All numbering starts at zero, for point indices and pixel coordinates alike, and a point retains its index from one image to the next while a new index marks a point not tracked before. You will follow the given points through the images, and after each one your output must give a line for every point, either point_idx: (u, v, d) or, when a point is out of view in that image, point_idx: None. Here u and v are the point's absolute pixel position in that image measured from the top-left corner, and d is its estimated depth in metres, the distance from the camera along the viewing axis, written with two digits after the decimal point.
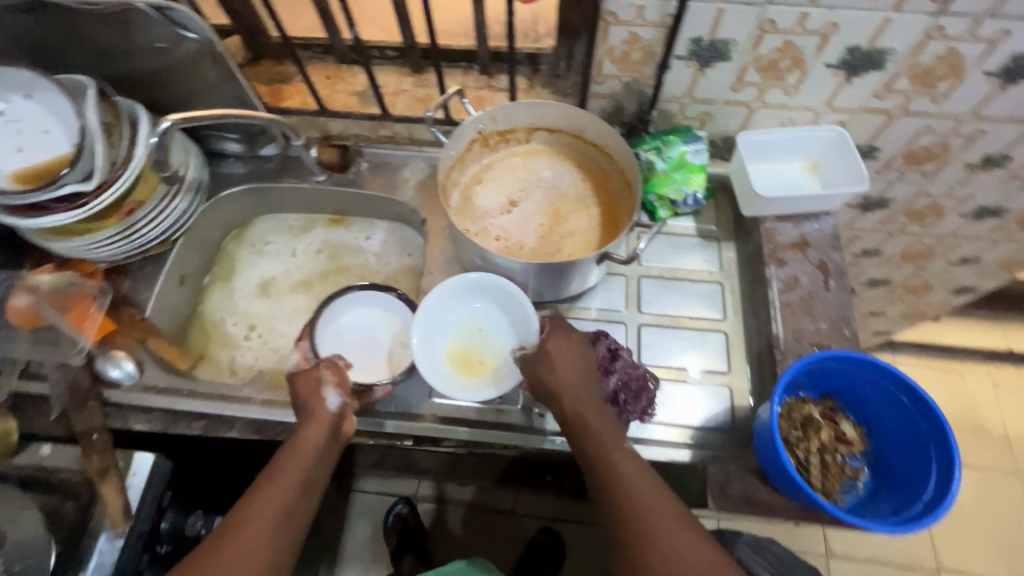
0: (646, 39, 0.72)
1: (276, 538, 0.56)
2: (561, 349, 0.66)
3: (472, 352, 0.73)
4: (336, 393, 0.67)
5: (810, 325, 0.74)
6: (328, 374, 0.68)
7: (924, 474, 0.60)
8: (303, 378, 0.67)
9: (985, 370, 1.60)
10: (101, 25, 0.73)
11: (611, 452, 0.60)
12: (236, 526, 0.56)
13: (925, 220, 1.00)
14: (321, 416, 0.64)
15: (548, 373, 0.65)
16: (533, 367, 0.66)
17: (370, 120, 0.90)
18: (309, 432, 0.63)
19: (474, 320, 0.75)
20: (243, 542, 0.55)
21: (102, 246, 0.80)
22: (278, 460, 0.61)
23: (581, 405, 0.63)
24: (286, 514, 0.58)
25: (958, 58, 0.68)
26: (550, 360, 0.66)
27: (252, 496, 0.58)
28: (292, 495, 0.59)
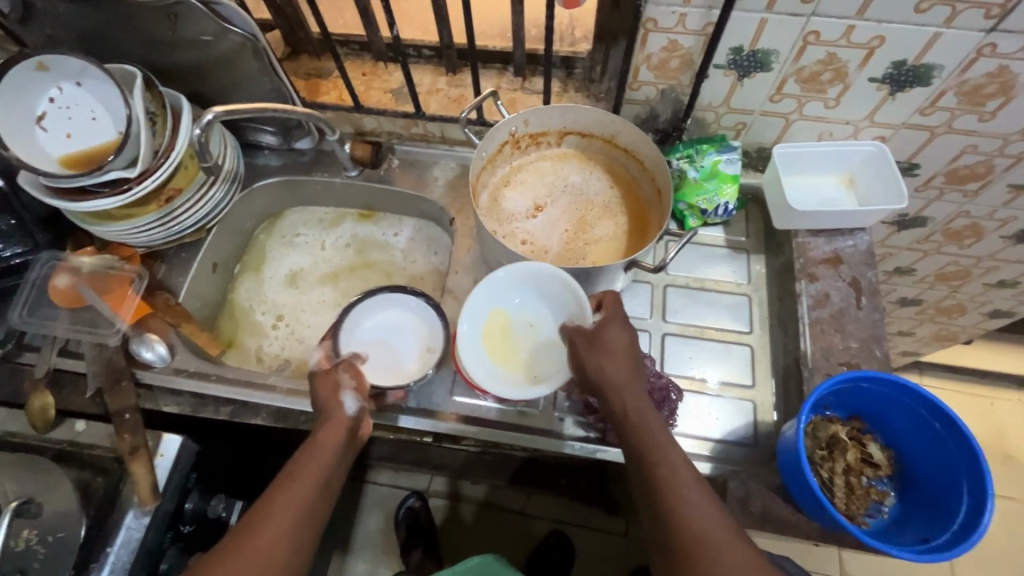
0: (685, 47, 0.71)
1: (297, 537, 0.57)
2: (617, 340, 0.64)
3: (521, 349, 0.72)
4: (353, 396, 0.68)
5: (840, 343, 0.73)
6: (346, 378, 0.69)
7: (955, 503, 0.58)
8: (323, 379, 0.69)
9: (1016, 397, 1.56)
10: (150, 17, 0.75)
11: (666, 453, 0.57)
12: (261, 523, 0.57)
13: (963, 241, 0.97)
14: (339, 419, 0.66)
15: (606, 363, 0.63)
16: (589, 356, 0.64)
17: (403, 117, 0.90)
18: (328, 432, 0.65)
19: (518, 314, 0.74)
20: (267, 541, 0.56)
21: (141, 232, 0.82)
22: (299, 459, 0.62)
23: (636, 400, 0.61)
24: (307, 514, 0.59)
25: (1009, 77, 0.66)
26: (606, 350, 0.63)
27: (276, 494, 0.59)
28: (313, 496, 0.60)
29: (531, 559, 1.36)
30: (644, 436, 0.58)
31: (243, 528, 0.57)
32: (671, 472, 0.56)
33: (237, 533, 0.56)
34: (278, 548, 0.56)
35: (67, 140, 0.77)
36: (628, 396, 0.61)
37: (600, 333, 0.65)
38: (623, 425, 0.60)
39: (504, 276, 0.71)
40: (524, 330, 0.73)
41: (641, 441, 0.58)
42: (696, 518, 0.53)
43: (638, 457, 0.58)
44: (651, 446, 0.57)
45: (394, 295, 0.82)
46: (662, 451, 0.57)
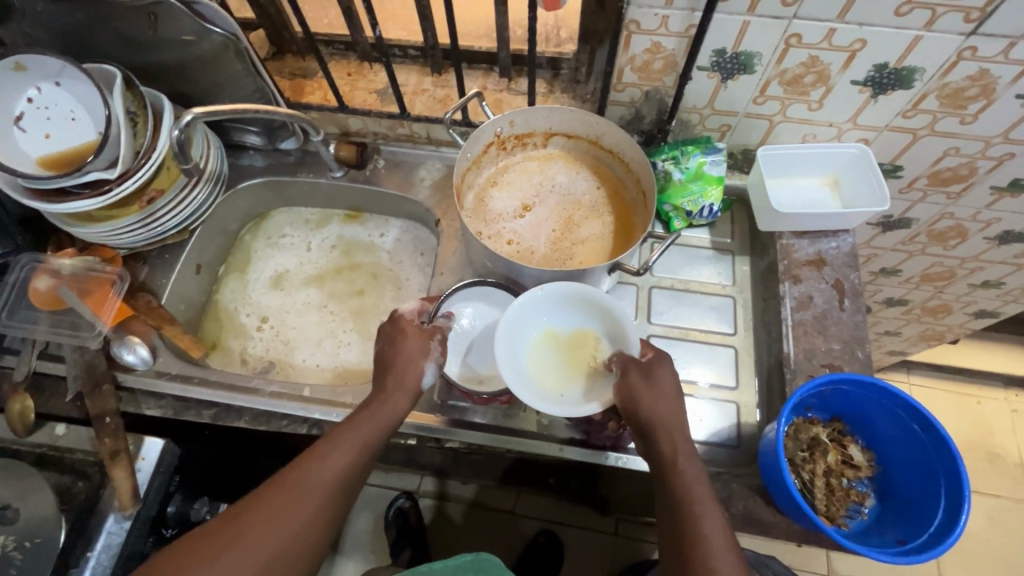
0: (669, 49, 0.71)
1: (333, 504, 0.57)
2: (670, 382, 0.62)
3: (563, 366, 0.67)
4: (434, 369, 0.66)
5: (823, 345, 0.73)
6: (437, 348, 0.67)
7: (931, 505, 0.58)
8: (411, 338, 0.66)
9: (1003, 397, 1.57)
10: (130, 17, 0.74)
11: (703, 498, 0.57)
12: (296, 487, 0.56)
13: (947, 242, 0.98)
14: (413, 385, 0.64)
15: (657, 405, 0.60)
16: (643, 394, 0.61)
17: (388, 118, 0.90)
18: (396, 398, 0.63)
19: (554, 333, 0.69)
20: (303, 503, 0.55)
21: (122, 234, 0.81)
22: (349, 431, 0.60)
23: (682, 445, 0.60)
24: (348, 481, 0.58)
25: (990, 80, 0.66)
26: (659, 391, 0.61)
27: (320, 456, 0.58)
28: (360, 461, 0.60)
29: (521, 558, 1.37)
30: (684, 478, 0.58)
31: (269, 489, 0.56)
32: (707, 518, 0.55)
33: (265, 493, 0.55)
34: (315, 511, 0.56)
35: (46, 141, 0.76)
36: (674, 439, 0.60)
37: (652, 370, 0.63)
38: (667, 468, 0.59)
39: (546, 291, 0.68)
40: (561, 347, 0.68)
41: (682, 484, 0.58)
42: (724, 562, 0.53)
43: (677, 499, 0.57)
44: (691, 492, 0.57)
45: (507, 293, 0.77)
46: (702, 497, 0.57)
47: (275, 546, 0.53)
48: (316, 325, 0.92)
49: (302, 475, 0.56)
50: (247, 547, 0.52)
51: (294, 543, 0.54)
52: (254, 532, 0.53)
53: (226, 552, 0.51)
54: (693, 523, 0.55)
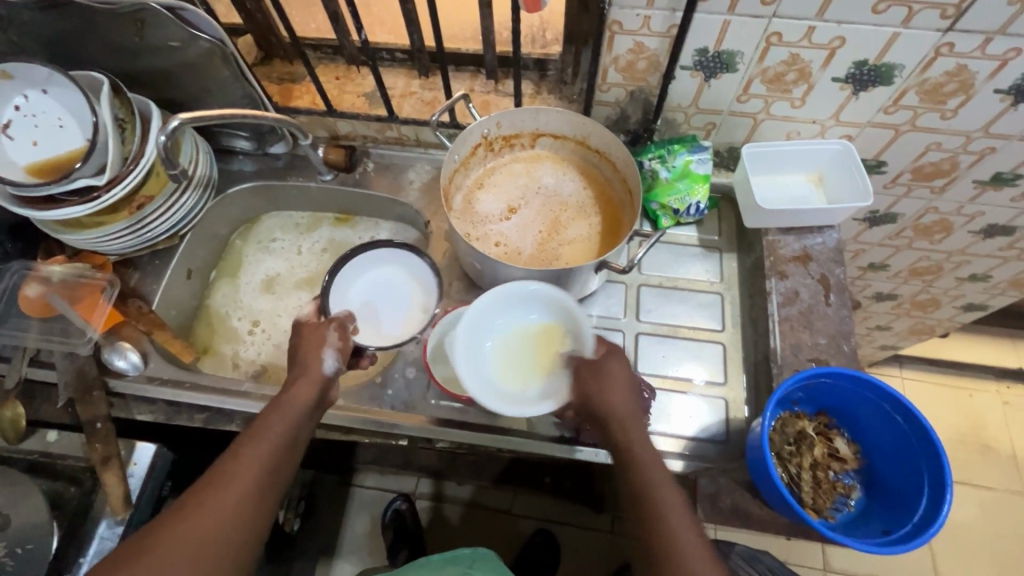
0: (652, 49, 0.72)
1: (259, 495, 0.57)
2: (621, 375, 0.64)
3: (526, 362, 0.67)
4: (334, 355, 0.69)
5: (808, 340, 0.74)
6: (334, 336, 0.71)
7: (916, 495, 0.59)
8: (309, 335, 0.70)
9: (995, 389, 1.58)
10: (117, 24, 0.75)
11: (665, 487, 0.58)
12: (221, 481, 0.56)
13: (933, 236, 0.99)
14: (317, 374, 0.66)
15: (611, 399, 0.63)
16: (598, 390, 0.63)
17: (377, 122, 0.91)
18: (302, 388, 0.64)
19: (524, 330, 0.69)
20: (231, 494, 0.55)
21: (112, 239, 0.81)
22: (262, 421, 0.61)
23: (638, 436, 0.61)
24: (270, 470, 0.58)
25: (968, 75, 0.67)
26: (615, 385, 0.63)
27: (239, 452, 0.58)
28: (280, 449, 0.60)
29: (519, 557, 1.37)
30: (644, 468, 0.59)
31: (196, 490, 0.56)
32: (668, 505, 0.57)
33: (192, 494, 0.55)
34: (242, 501, 0.56)
35: (34, 148, 0.76)
36: (628, 430, 0.61)
37: (604, 364, 0.65)
38: (625, 459, 0.60)
39: (488, 300, 0.68)
40: (522, 347, 0.68)
41: (640, 475, 0.59)
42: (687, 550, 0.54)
43: (636, 492, 0.58)
44: (652, 482, 0.58)
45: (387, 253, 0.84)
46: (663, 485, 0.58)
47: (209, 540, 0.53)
48: None
49: (226, 469, 0.57)
50: (181, 545, 0.52)
51: (226, 532, 0.54)
52: (186, 529, 0.53)
53: (159, 550, 0.51)
54: (655, 513, 0.56)
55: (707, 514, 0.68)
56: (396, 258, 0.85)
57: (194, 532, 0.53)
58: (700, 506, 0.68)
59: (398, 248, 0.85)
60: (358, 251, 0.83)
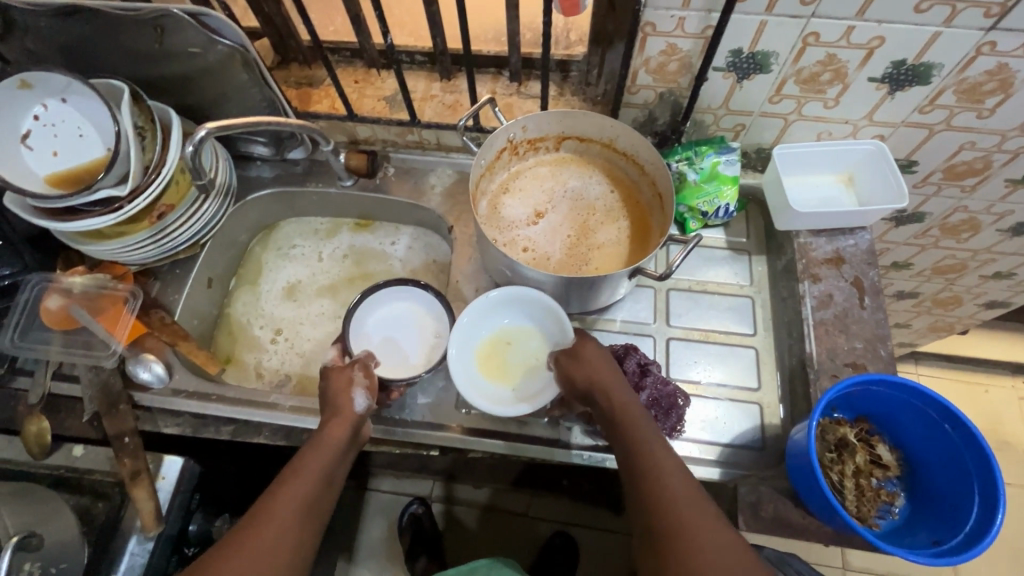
0: (684, 50, 0.70)
1: (301, 532, 0.57)
2: (598, 354, 0.68)
3: (511, 364, 0.75)
4: (364, 394, 0.70)
5: (844, 344, 0.73)
6: (360, 376, 0.71)
7: (964, 503, 0.58)
8: (337, 375, 0.71)
9: (1011, 384, 1.58)
10: (137, 31, 0.73)
11: (656, 441, 0.59)
12: (263, 514, 0.56)
13: (960, 235, 0.98)
14: (349, 414, 0.67)
15: (588, 373, 0.66)
16: (574, 367, 0.68)
17: (398, 126, 0.89)
18: (336, 427, 0.65)
19: (507, 334, 0.76)
20: (271, 529, 0.55)
21: (134, 249, 0.80)
22: (300, 457, 0.62)
23: (625, 400, 0.63)
24: (309, 506, 0.58)
25: (1008, 74, 0.66)
26: (596, 359, 0.67)
27: (279, 488, 0.59)
28: (318, 487, 0.60)
29: (537, 560, 1.37)
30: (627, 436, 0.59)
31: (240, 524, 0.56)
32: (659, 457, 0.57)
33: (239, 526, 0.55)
34: (285, 536, 0.55)
35: (54, 159, 0.75)
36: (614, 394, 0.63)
37: (578, 349, 0.69)
38: (613, 422, 0.62)
39: (457, 335, 0.73)
40: (502, 355, 0.75)
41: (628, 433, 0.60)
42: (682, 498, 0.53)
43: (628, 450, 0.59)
44: (639, 438, 0.59)
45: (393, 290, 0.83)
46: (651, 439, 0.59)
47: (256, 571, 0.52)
48: (330, 336, 0.92)
49: (270, 504, 0.57)
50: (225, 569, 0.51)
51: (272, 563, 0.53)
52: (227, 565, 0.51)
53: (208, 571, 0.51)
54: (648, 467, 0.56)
55: (747, 522, 0.68)
56: (409, 289, 0.83)
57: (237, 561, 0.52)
58: (740, 514, 0.67)
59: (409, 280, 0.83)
60: (367, 293, 0.81)
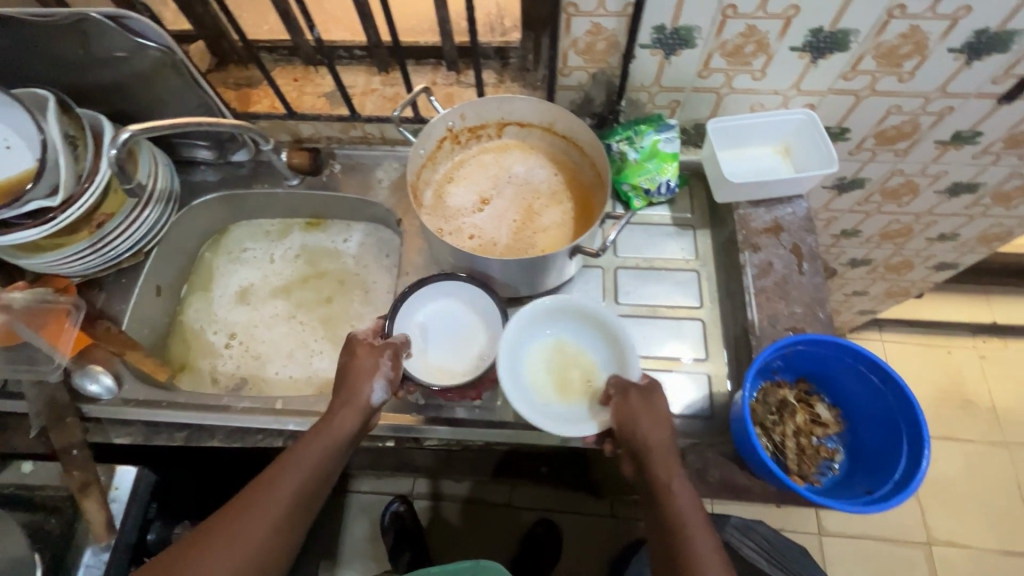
0: (610, 29, 0.71)
1: (287, 527, 0.59)
2: (663, 411, 0.64)
3: (555, 372, 0.70)
4: (383, 385, 0.67)
5: (785, 309, 0.75)
6: (386, 364, 0.67)
7: (895, 452, 0.60)
8: (363, 356, 0.68)
9: (972, 344, 1.62)
10: (58, 37, 0.72)
11: (697, 519, 0.59)
12: (250, 510, 0.58)
13: (901, 199, 1.00)
14: (363, 405, 0.65)
15: (653, 433, 0.62)
16: (640, 417, 0.62)
17: (339, 121, 0.89)
18: (344, 420, 0.64)
19: (570, 349, 0.72)
20: (258, 527, 0.57)
21: (73, 261, 0.79)
22: (305, 444, 0.62)
23: (677, 471, 0.61)
24: (298, 503, 0.60)
25: (922, 36, 0.68)
26: (656, 419, 0.63)
27: (273, 479, 0.60)
28: (309, 483, 0.61)
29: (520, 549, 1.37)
30: (678, 505, 0.59)
31: (233, 512, 0.58)
32: (697, 537, 0.58)
33: (225, 518, 0.57)
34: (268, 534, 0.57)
35: None
36: (667, 467, 0.61)
37: (650, 397, 0.64)
38: (663, 497, 0.60)
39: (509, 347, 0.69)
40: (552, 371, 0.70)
41: (675, 511, 0.59)
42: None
43: (670, 526, 0.59)
44: (683, 517, 0.59)
45: (458, 286, 0.77)
46: (696, 526, 0.58)
47: (238, 569, 0.55)
48: (286, 337, 0.91)
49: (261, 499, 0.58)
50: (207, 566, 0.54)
51: (258, 560, 0.56)
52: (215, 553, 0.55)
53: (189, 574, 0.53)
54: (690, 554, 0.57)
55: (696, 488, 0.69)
56: (469, 290, 0.77)
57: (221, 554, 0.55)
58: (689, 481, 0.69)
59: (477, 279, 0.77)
60: (434, 280, 0.76)
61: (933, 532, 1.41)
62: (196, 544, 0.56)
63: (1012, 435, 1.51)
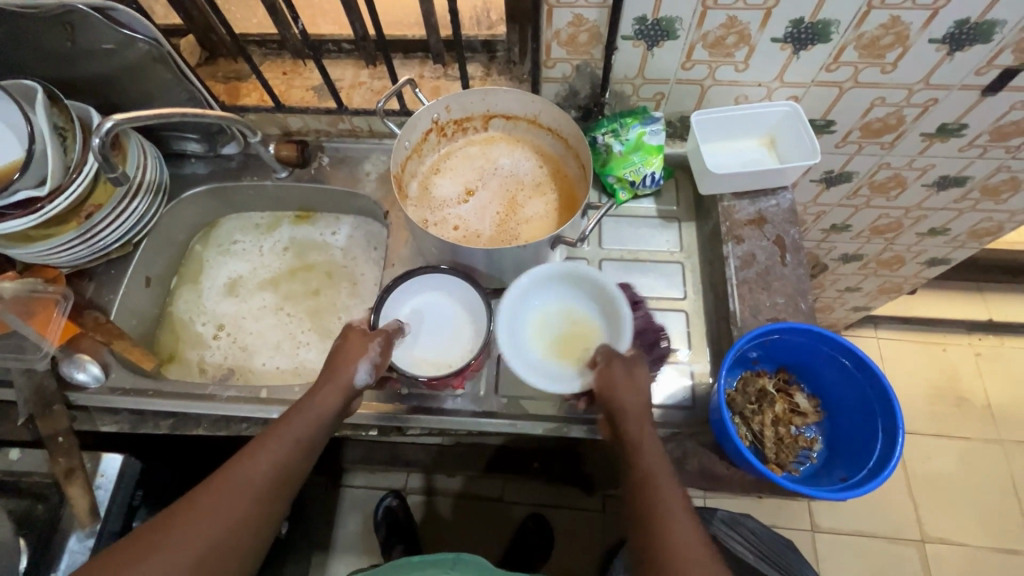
0: (591, 21, 0.72)
1: (268, 502, 0.57)
2: (643, 381, 0.66)
3: (553, 335, 0.72)
4: (369, 369, 0.68)
5: (767, 300, 0.75)
6: (372, 347, 0.69)
7: (871, 441, 0.61)
8: (349, 340, 0.69)
9: (967, 341, 1.62)
10: (46, 30, 0.73)
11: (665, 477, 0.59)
12: (233, 481, 0.56)
13: (889, 192, 1.00)
14: (348, 386, 0.66)
15: (629, 394, 0.64)
16: (617, 380, 0.65)
17: (327, 114, 0.90)
18: (329, 398, 0.65)
19: (571, 316, 0.74)
20: (241, 498, 0.56)
21: (62, 251, 0.79)
22: (289, 420, 0.62)
23: (648, 432, 0.62)
24: (280, 478, 0.59)
25: (902, 27, 0.68)
26: (635, 385, 0.65)
27: (258, 452, 0.59)
28: (291, 458, 0.60)
29: (511, 544, 1.38)
30: (645, 457, 0.60)
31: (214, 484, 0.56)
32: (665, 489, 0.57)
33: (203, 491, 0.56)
34: (248, 507, 0.56)
35: None
36: (639, 427, 0.62)
37: (634, 366, 0.67)
38: (633, 450, 0.61)
39: (512, 301, 0.72)
40: (552, 332, 0.72)
41: (644, 466, 0.59)
42: (681, 532, 0.54)
43: (640, 479, 0.58)
44: (652, 470, 0.59)
45: (446, 278, 0.77)
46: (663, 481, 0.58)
47: (217, 540, 0.53)
48: (273, 328, 0.92)
49: (242, 473, 0.57)
50: (184, 539, 0.52)
51: (238, 534, 0.55)
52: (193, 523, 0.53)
53: (164, 550, 0.51)
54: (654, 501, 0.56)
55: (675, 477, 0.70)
56: (459, 283, 0.77)
57: (203, 521, 0.53)
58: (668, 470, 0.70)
59: (465, 271, 0.76)
60: (422, 272, 0.76)
61: (927, 529, 1.40)
62: (177, 513, 0.54)
63: (1006, 432, 1.51)
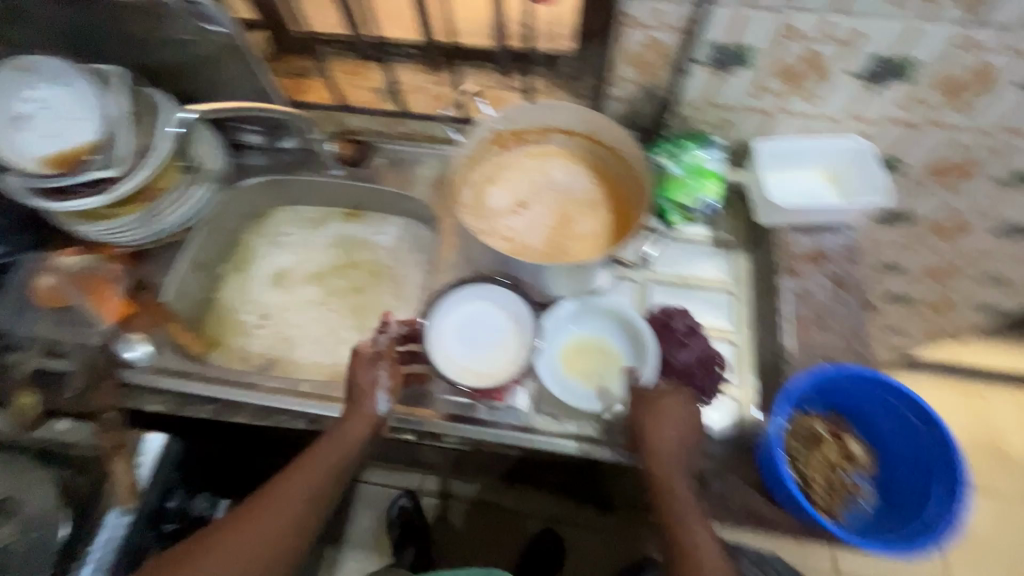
0: (664, 44, 0.71)
1: (298, 527, 0.61)
2: (675, 410, 0.66)
3: (583, 358, 0.76)
4: (386, 396, 0.70)
5: (821, 338, 0.73)
6: (385, 376, 0.71)
7: (925, 492, 0.61)
8: (363, 369, 0.70)
9: (1011, 393, 1.56)
10: (132, 18, 0.76)
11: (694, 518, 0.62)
12: (265, 507, 0.60)
13: (949, 235, 0.97)
14: (371, 416, 0.68)
15: (656, 427, 0.65)
16: (643, 416, 0.66)
17: (385, 115, 0.93)
18: (354, 427, 0.67)
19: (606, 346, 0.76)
20: (271, 523, 0.59)
21: (124, 231, 0.82)
22: (316, 448, 0.65)
23: (676, 467, 0.64)
24: (309, 504, 0.62)
25: (989, 70, 0.66)
26: (664, 418, 0.65)
27: (288, 480, 0.63)
28: (326, 481, 0.63)
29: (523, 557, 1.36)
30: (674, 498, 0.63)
31: (248, 507, 0.60)
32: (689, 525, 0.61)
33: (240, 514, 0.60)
34: (283, 532, 0.60)
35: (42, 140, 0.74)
36: (668, 464, 0.64)
37: (658, 400, 0.66)
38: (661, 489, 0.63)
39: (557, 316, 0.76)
40: (583, 355, 0.76)
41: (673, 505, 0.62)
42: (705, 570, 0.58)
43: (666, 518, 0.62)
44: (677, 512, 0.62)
45: (497, 291, 0.76)
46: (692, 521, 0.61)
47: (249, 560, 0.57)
48: (316, 322, 0.93)
49: (272, 498, 0.61)
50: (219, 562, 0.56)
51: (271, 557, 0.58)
52: (227, 546, 0.57)
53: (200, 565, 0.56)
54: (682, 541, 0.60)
55: None
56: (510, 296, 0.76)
57: (235, 544, 0.57)
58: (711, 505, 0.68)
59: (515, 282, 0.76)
60: (473, 281, 0.76)
61: None
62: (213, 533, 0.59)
63: None
